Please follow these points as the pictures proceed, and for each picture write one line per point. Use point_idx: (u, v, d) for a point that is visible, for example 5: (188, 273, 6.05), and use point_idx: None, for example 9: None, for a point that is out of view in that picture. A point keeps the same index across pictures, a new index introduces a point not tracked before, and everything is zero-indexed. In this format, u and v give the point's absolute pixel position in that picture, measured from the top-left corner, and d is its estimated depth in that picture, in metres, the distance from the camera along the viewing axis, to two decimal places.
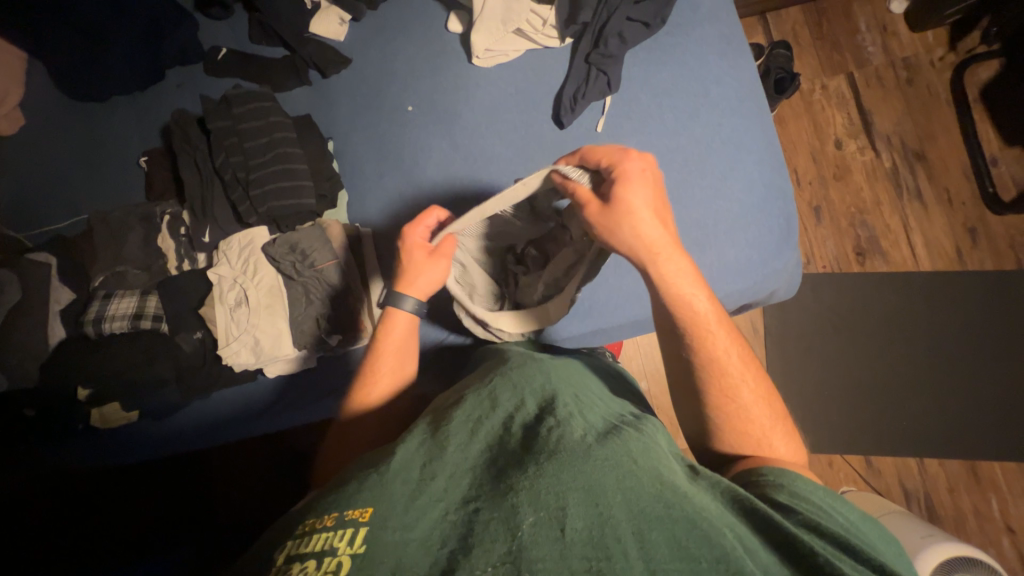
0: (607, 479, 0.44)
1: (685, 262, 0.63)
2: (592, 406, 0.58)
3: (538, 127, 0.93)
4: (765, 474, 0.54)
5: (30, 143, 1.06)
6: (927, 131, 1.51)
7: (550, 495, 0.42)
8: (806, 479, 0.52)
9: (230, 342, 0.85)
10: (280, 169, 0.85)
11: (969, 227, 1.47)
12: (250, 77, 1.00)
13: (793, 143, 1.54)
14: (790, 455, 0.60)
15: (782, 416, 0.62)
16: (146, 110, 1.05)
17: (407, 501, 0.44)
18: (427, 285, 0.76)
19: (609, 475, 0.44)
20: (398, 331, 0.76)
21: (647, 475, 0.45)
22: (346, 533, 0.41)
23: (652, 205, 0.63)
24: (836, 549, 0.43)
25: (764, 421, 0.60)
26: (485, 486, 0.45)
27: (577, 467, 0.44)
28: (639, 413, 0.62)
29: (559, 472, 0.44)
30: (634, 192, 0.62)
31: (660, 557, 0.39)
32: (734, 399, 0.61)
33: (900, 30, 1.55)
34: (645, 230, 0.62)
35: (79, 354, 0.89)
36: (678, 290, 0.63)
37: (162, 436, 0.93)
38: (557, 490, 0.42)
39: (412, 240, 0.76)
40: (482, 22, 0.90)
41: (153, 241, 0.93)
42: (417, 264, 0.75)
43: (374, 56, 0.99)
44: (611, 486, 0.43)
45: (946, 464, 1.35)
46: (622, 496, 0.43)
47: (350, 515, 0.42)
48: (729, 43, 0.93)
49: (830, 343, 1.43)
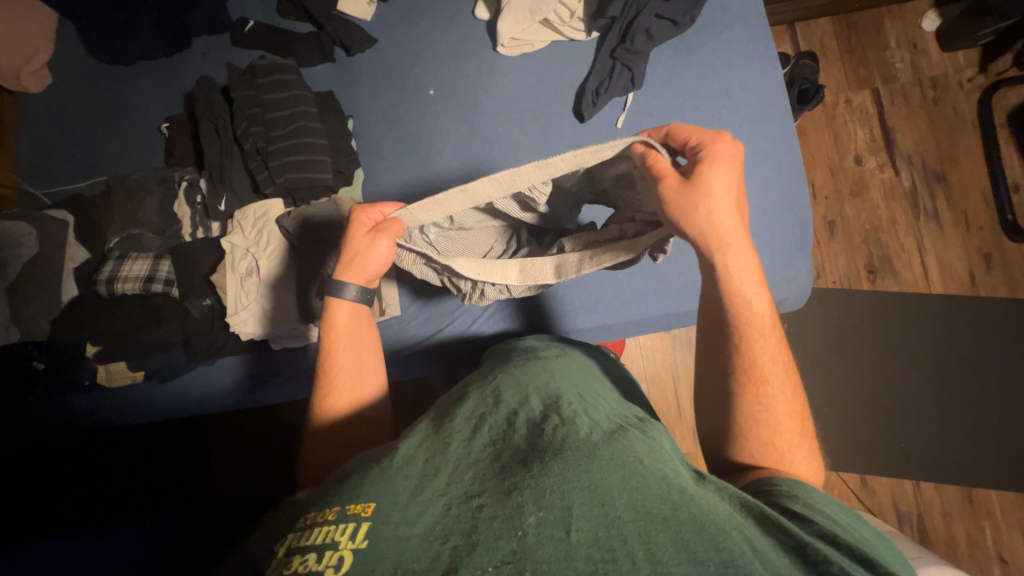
0: (612, 482, 0.44)
1: (751, 258, 0.62)
2: (596, 405, 0.57)
3: (558, 119, 0.93)
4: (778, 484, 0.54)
5: (55, 102, 1.07)
6: (949, 152, 1.49)
7: (555, 496, 0.42)
8: (816, 491, 0.52)
9: (239, 309, 0.87)
10: (300, 142, 0.85)
11: (984, 253, 1.45)
12: (274, 50, 1.00)
13: (812, 156, 1.53)
14: (809, 475, 0.59)
15: (807, 432, 0.62)
16: (170, 77, 1.06)
17: (409, 497, 0.44)
18: (370, 268, 0.70)
19: (615, 477, 0.45)
20: (345, 319, 0.71)
21: (652, 478, 0.45)
22: (347, 527, 0.41)
23: (731, 191, 0.61)
24: (851, 559, 0.43)
25: (788, 433, 0.59)
26: (489, 482, 0.45)
27: (582, 469, 0.45)
28: (643, 415, 0.61)
29: (565, 471, 0.44)
30: (716, 177, 0.60)
31: (667, 559, 0.39)
32: (765, 407, 0.60)
33: (930, 48, 1.53)
34: (720, 216, 0.60)
35: (91, 312, 0.91)
36: (738, 285, 0.61)
37: (166, 398, 0.93)
38: (562, 491, 0.43)
39: (353, 220, 0.71)
40: (510, 9, 0.89)
41: (169, 206, 0.94)
42: (355, 245, 0.69)
43: (400, 38, 0.99)
44: (616, 489, 0.44)
45: (942, 490, 1.34)
46: (627, 497, 0.43)
47: (352, 510, 0.42)
48: (756, 47, 0.92)
49: (833, 359, 1.42)
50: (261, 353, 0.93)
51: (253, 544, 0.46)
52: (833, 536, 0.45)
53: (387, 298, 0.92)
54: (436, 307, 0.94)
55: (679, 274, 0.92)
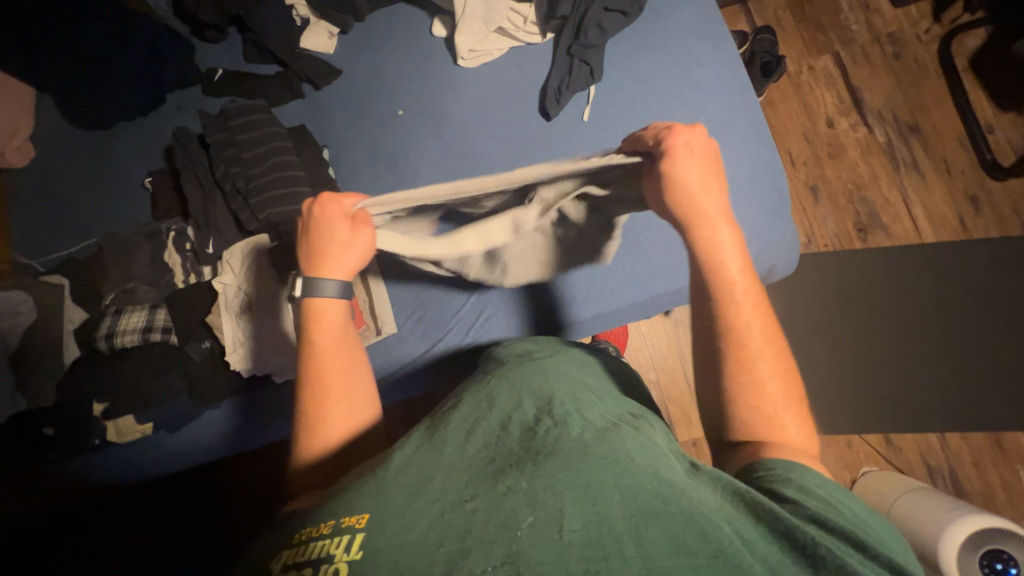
0: (605, 476, 0.44)
1: (731, 232, 0.63)
2: (591, 404, 0.58)
3: (526, 121, 0.95)
4: (764, 466, 0.52)
5: (41, 173, 1.10)
6: (918, 103, 1.51)
7: (548, 496, 0.43)
8: (809, 470, 0.50)
9: (238, 346, 0.89)
10: (279, 177, 0.88)
11: (970, 196, 1.45)
12: (245, 94, 1.04)
13: (785, 125, 1.54)
14: (797, 440, 0.56)
15: (797, 398, 0.59)
16: (149, 134, 1.09)
17: (403, 505, 0.45)
18: (354, 262, 0.69)
19: (608, 473, 0.45)
20: (334, 324, 0.68)
21: (643, 472, 0.45)
22: (342, 540, 0.43)
23: (701, 173, 0.62)
24: (843, 543, 0.42)
25: (774, 395, 0.58)
26: (482, 485, 0.46)
27: (575, 467, 0.45)
28: (639, 412, 0.62)
29: (558, 472, 0.45)
30: (672, 167, 0.62)
31: (659, 554, 0.40)
32: (749, 369, 0.59)
33: (883, 6, 1.56)
34: (699, 193, 0.61)
35: (94, 371, 0.91)
36: (717, 254, 0.62)
37: (178, 447, 0.93)
38: (556, 490, 0.43)
39: (327, 212, 0.68)
40: (465, 23, 0.92)
41: (160, 258, 0.96)
42: (337, 238, 0.68)
43: (364, 66, 1.02)
44: (608, 483, 0.44)
45: (969, 438, 1.32)
46: (620, 494, 0.43)
47: (346, 523, 0.44)
48: (707, 26, 0.95)
49: (837, 322, 1.42)
50: (267, 388, 0.94)
51: (255, 550, 0.49)
52: (827, 521, 0.44)
53: (382, 316, 0.94)
54: (432, 319, 0.95)
55: (666, 255, 0.94)
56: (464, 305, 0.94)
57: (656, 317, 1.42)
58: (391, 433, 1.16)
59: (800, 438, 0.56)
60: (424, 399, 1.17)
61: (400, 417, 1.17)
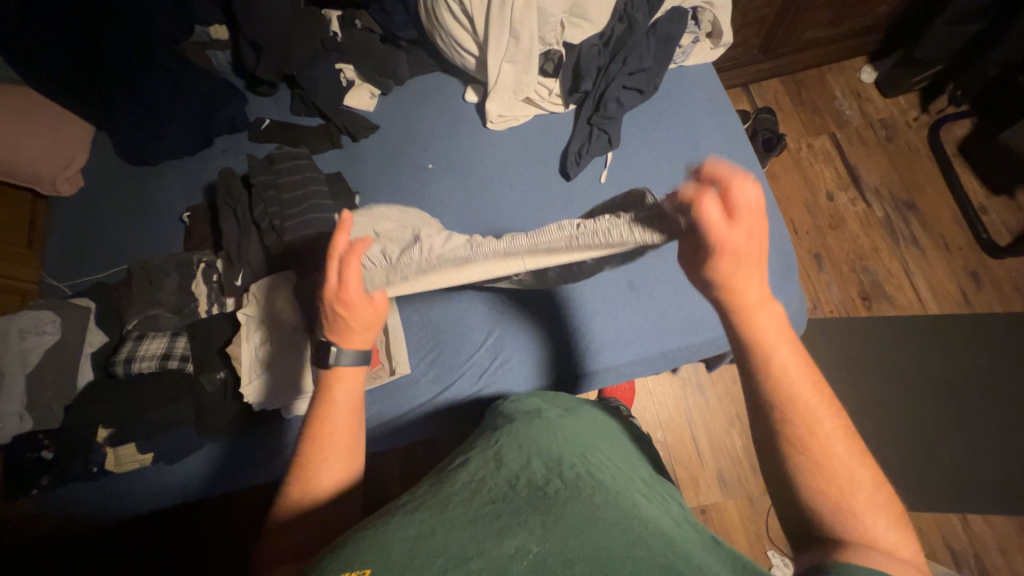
0: (614, 548, 0.44)
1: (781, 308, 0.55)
2: (602, 465, 0.58)
3: (547, 180, 1.02)
4: (823, 566, 0.46)
5: (87, 203, 1.18)
6: (912, 182, 1.60)
7: (555, 563, 0.42)
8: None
9: (253, 379, 0.88)
10: (313, 218, 0.93)
11: (970, 272, 1.50)
12: (288, 141, 1.13)
13: (787, 195, 1.63)
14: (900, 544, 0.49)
15: (882, 490, 0.53)
16: (195, 172, 1.18)
17: (404, 562, 0.43)
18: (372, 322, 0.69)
19: (618, 544, 0.44)
20: (348, 397, 0.65)
21: (653, 546, 0.45)
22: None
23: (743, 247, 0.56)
24: None
25: (851, 479, 0.52)
26: (488, 541, 0.45)
27: (584, 534, 0.45)
28: (654, 479, 0.62)
29: (567, 539, 0.44)
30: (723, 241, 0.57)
31: None
32: (822, 446, 0.53)
33: (873, 95, 1.70)
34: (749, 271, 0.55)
35: (105, 396, 0.91)
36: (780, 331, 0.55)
37: (176, 478, 0.92)
38: (564, 558, 0.43)
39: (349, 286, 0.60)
40: (497, 92, 1.01)
41: (187, 287, 1.00)
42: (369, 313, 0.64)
43: (399, 123, 1.11)
44: (618, 553, 0.43)
45: (992, 520, 1.26)
46: (630, 566, 0.42)
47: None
48: (715, 105, 1.04)
49: (847, 389, 1.40)
50: (273, 423, 0.93)
51: None
52: None
53: (397, 355, 0.94)
54: (445, 361, 0.95)
55: (677, 311, 0.96)
56: (479, 349, 0.96)
57: (663, 375, 1.42)
58: (391, 479, 1.12)
59: (891, 540, 0.49)
60: (428, 446, 1.15)
61: (401, 463, 1.14)
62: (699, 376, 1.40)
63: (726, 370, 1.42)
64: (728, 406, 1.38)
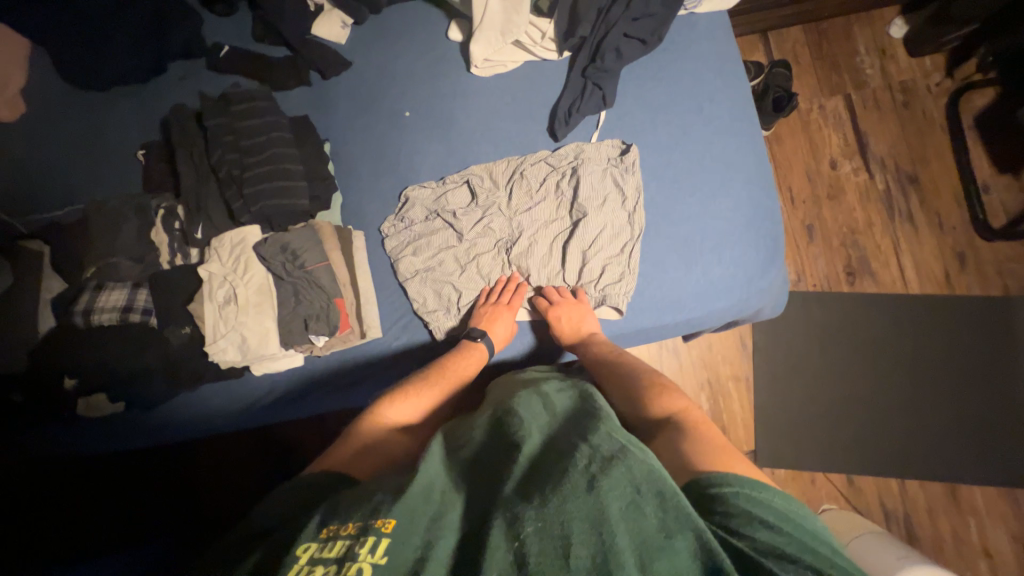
0: (611, 507, 0.44)
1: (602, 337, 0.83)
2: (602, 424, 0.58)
3: (530, 138, 0.93)
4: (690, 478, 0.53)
5: (28, 128, 1.06)
6: (920, 154, 1.53)
7: (555, 522, 0.43)
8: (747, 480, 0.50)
9: (217, 338, 0.83)
10: (276, 169, 0.85)
11: (958, 253, 1.48)
12: (251, 75, 1.01)
13: (790, 161, 1.55)
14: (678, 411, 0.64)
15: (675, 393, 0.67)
16: (147, 102, 1.06)
17: (426, 522, 0.46)
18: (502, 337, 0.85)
19: (615, 504, 0.44)
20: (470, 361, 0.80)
21: (650, 504, 0.45)
22: (367, 540, 0.43)
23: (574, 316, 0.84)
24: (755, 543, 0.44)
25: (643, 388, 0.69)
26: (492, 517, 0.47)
27: (581, 495, 0.45)
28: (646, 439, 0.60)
29: (564, 501, 0.45)
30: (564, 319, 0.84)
31: None
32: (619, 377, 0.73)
33: (899, 53, 1.57)
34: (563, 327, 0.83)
35: (66, 345, 0.88)
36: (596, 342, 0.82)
37: (152, 424, 0.93)
38: (564, 517, 0.43)
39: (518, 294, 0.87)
40: (482, 32, 0.88)
41: (147, 235, 0.94)
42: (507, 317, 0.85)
43: (374, 60, 0.99)
44: (616, 514, 0.44)
45: (927, 486, 1.36)
46: (626, 524, 0.43)
47: (374, 524, 0.45)
48: (724, 61, 0.92)
49: (817, 361, 1.44)
50: (242, 379, 0.91)
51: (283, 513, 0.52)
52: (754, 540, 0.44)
53: (367, 318, 0.89)
54: (419, 324, 0.91)
55: (656, 290, 0.86)
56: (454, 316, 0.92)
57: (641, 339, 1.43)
58: None
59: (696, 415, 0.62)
60: None
61: None
62: (676, 343, 1.42)
63: (703, 338, 1.45)
64: (700, 371, 1.42)
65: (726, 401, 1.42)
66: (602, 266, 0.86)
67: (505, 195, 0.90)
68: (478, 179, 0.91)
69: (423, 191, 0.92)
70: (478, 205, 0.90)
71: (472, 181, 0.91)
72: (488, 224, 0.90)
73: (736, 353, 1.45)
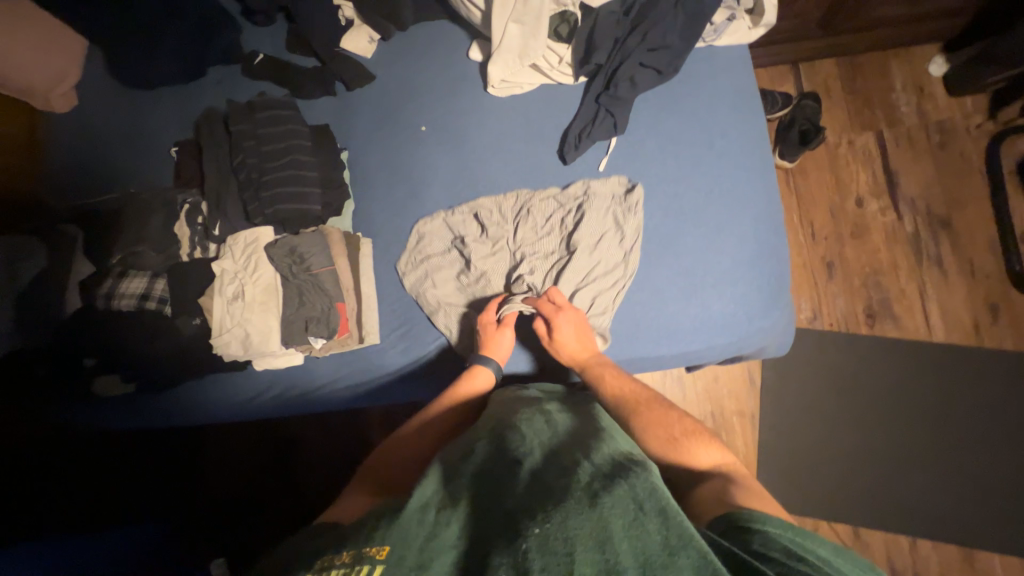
0: (614, 524, 0.45)
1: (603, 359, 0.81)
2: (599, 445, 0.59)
3: (540, 160, 0.94)
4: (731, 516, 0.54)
5: (75, 120, 1.14)
6: (955, 198, 1.46)
7: (558, 541, 0.44)
8: (794, 525, 0.50)
9: (222, 332, 0.87)
10: (293, 175, 0.89)
11: (991, 304, 1.41)
12: (281, 83, 1.06)
13: (814, 195, 1.51)
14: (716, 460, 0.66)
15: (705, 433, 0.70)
16: (185, 103, 1.12)
17: (423, 543, 0.46)
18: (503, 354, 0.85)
19: (617, 521, 0.45)
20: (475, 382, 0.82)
21: (653, 522, 0.46)
22: (362, 570, 0.43)
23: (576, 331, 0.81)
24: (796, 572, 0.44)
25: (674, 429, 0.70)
26: (493, 535, 0.47)
27: (583, 513, 0.46)
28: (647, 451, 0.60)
29: (566, 518, 0.45)
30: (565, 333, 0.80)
31: None
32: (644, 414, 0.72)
33: (937, 92, 1.52)
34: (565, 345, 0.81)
35: (87, 327, 0.93)
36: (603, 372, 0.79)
37: (158, 408, 0.97)
38: (566, 536, 0.44)
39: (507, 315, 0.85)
40: (500, 54, 0.90)
41: (171, 228, 0.99)
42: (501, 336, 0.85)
43: (397, 75, 1.03)
44: (618, 533, 0.44)
45: (940, 548, 1.28)
46: (629, 543, 0.44)
47: (368, 552, 0.45)
48: (740, 96, 0.92)
49: (829, 404, 1.38)
50: (245, 372, 0.95)
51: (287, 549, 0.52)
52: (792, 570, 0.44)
53: (367, 324, 0.91)
54: (416, 334, 0.93)
55: (654, 320, 0.86)
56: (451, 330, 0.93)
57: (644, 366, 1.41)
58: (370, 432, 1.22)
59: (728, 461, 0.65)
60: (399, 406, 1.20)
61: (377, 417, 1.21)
62: (680, 373, 1.39)
63: (709, 370, 1.41)
64: (703, 404, 1.39)
65: (729, 437, 1.38)
66: (591, 299, 0.85)
67: (513, 228, 0.92)
68: (487, 212, 0.92)
69: (434, 224, 0.94)
70: (487, 237, 0.92)
71: (481, 214, 0.92)
72: (495, 258, 0.91)
73: (743, 388, 1.40)
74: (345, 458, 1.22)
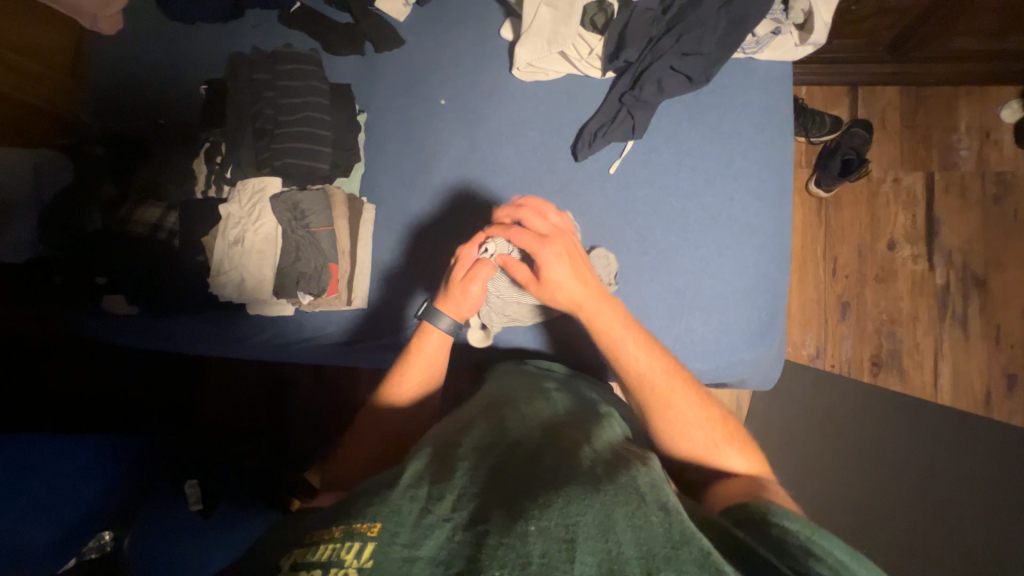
0: (617, 513, 0.46)
1: (609, 310, 0.74)
2: (597, 436, 0.61)
3: (554, 152, 0.92)
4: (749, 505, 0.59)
5: (113, 43, 1.16)
6: (997, 257, 1.37)
7: (563, 526, 0.44)
8: (821, 527, 0.54)
9: (221, 274, 0.92)
10: (304, 131, 0.90)
11: (1008, 374, 1.34)
12: (313, 36, 1.06)
13: (845, 230, 1.43)
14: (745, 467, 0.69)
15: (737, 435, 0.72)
16: (220, 42, 1.14)
17: (414, 518, 0.45)
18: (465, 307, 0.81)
19: (620, 510, 0.46)
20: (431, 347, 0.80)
21: (655, 514, 0.47)
22: (353, 546, 0.42)
23: (569, 271, 0.74)
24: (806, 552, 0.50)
25: (703, 437, 0.70)
26: (493, 511, 0.47)
27: (586, 500, 0.47)
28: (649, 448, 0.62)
29: (570, 504, 0.47)
30: (555, 270, 0.74)
31: None
32: (679, 411, 0.71)
33: (1003, 140, 1.41)
34: (565, 294, 0.75)
35: (100, 246, 0.97)
36: (620, 352, 0.74)
37: (160, 332, 1.04)
38: (571, 521, 0.45)
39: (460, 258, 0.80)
40: (529, 36, 0.87)
41: (189, 163, 1.02)
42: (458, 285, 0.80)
43: (427, 43, 1.01)
44: (621, 522, 0.45)
45: None
46: (632, 533, 0.45)
47: (358, 528, 0.44)
48: (771, 118, 0.88)
49: None
50: (238, 316, 0.98)
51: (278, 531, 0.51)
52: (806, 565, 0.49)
53: (357, 288, 0.94)
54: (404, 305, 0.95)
55: None
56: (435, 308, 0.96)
57: None
58: (354, 389, 1.27)
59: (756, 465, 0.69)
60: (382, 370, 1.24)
61: (362, 376, 1.26)
62: None
63: None
64: None
65: None
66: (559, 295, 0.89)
67: None
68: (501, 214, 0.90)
69: (438, 205, 0.96)
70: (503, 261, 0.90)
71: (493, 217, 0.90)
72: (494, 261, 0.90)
73: None
74: (332, 406, 1.27)
